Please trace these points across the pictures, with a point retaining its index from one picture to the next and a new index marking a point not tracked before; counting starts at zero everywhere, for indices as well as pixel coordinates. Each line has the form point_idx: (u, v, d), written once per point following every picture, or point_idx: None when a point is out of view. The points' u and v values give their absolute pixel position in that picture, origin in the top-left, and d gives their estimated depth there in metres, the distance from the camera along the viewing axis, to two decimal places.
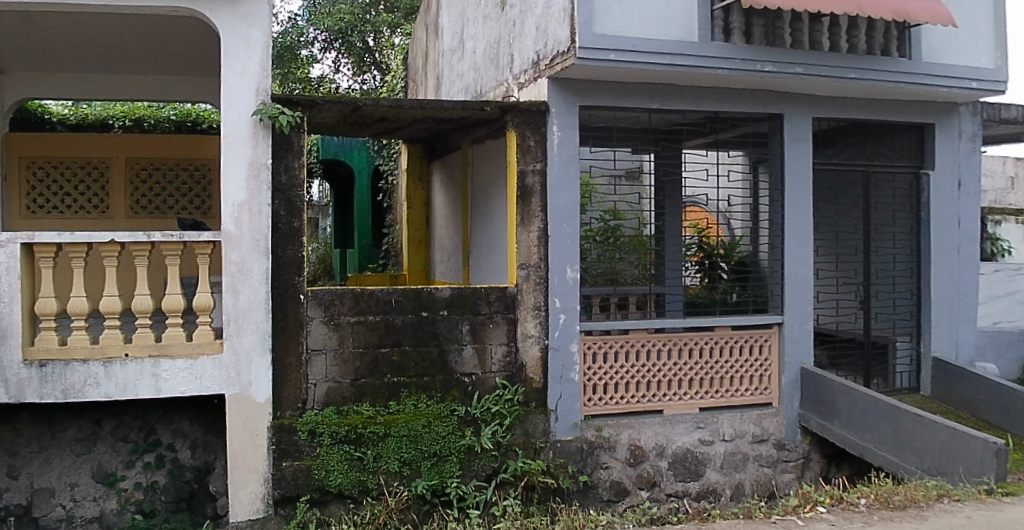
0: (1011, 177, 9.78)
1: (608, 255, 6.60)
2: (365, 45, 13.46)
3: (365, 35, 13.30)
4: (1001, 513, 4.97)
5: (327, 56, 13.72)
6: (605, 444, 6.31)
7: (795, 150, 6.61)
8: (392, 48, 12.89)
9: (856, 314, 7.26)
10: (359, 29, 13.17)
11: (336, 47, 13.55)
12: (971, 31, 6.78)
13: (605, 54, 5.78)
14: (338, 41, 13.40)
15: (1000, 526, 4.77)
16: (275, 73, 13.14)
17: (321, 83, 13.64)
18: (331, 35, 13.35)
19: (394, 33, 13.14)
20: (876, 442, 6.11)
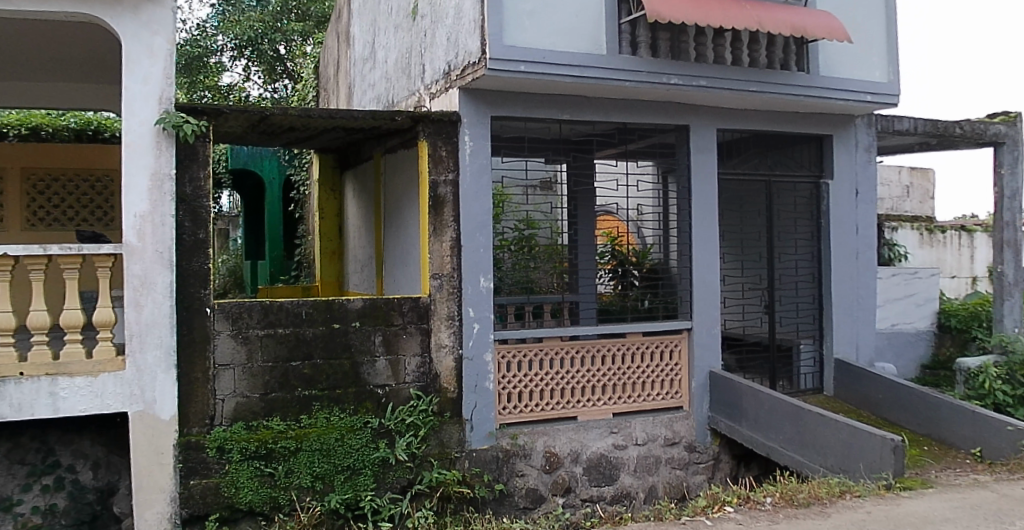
0: (907, 186, 10.16)
1: (522, 264, 6.62)
2: (276, 53, 13.23)
3: (275, 43, 13.06)
4: (898, 508, 5.23)
5: (237, 64, 13.37)
6: (520, 452, 6.35)
7: (701, 160, 6.79)
8: (304, 57, 12.73)
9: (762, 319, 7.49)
10: (269, 37, 12.94)
11: (246, 55, 13.28)
12: (865, 46, 7.09)
13: (515, 65, 5.84)
14: (247, 49, 13.12)
15: (897, 520, 5.01)
16: (182, 82, 12.91)
17: (232, 92, 13.31)
18: (240, 43, 13.07)
19: (306, 41, 12.99)
20: (782, 441, 6.30)
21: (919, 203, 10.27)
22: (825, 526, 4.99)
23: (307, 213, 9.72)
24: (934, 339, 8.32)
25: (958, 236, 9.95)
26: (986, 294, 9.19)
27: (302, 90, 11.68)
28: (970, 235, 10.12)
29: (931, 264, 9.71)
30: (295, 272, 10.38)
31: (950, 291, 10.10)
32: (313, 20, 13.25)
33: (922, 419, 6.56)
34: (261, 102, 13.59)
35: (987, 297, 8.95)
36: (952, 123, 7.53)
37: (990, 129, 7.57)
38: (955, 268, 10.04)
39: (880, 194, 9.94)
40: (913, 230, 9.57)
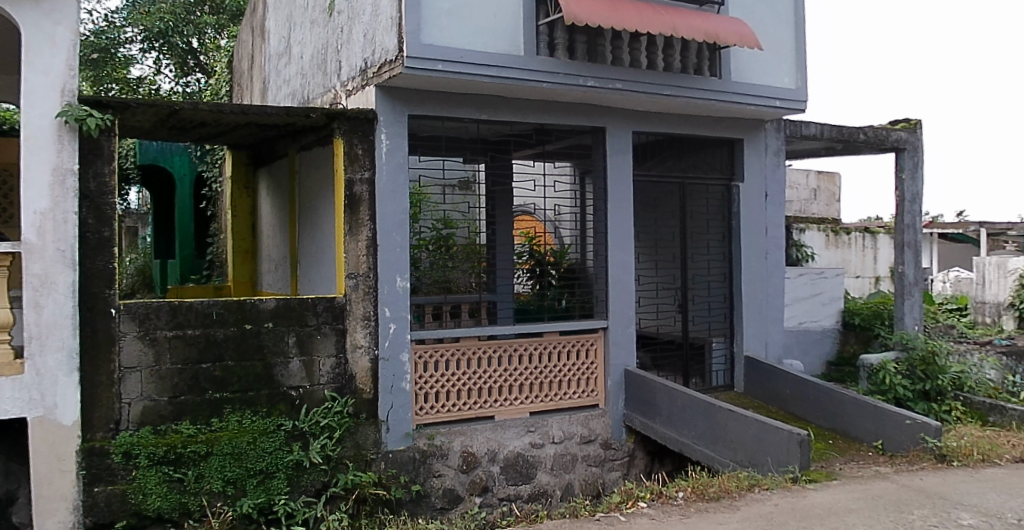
0: (814, 189, 10.53)
1: (440, 264, 6.60)
2: (189, 46, 12.89)
3: (186, 36, 12.71)
4: (804, 499, 5.42)
5: (148, 57, 12.96)
6: (436, 452, 6.33)
7: (617, 162, 6.90)
8: (216, 49, 12.41)
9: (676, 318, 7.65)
10: (179, 30, 12.57)
11: (157, 48, 12.91)
12: (774, 53, 7.31)
13: (432, 64, 5.80)
14: (157, 42, 12.71)
15: (802, 511, 5.20)
16: (88, 75, 12.47)
17: (141, 85, 12.84)
18: (150, 36, 12.68)
19: (220, 34, 12.73)
20: (694, 437, 6.42)
21: (826, 206, 10.67)
22: (734, 519, 5.14)
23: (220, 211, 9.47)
24: (839, 336, 8.65)
25: (861, 237, 10.37)
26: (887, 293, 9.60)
27: (214, 84, 11.33)
28: (873, 237, 10.56)
29: (836, 264, 10.09)
30: (206, 272, 10.10)
31: (854, 290, 10.52)
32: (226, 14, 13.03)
33: (827, 413, 6.79)
34: (173, 96, 13.22)
35: (889, 295, 9.34)
36: (855, 128, 7.84)
37: (891, 135, 7.89)
38: (859, 268, 10.47)
39: (789, 197, 10.28)
40: (820, 232, 9.93)
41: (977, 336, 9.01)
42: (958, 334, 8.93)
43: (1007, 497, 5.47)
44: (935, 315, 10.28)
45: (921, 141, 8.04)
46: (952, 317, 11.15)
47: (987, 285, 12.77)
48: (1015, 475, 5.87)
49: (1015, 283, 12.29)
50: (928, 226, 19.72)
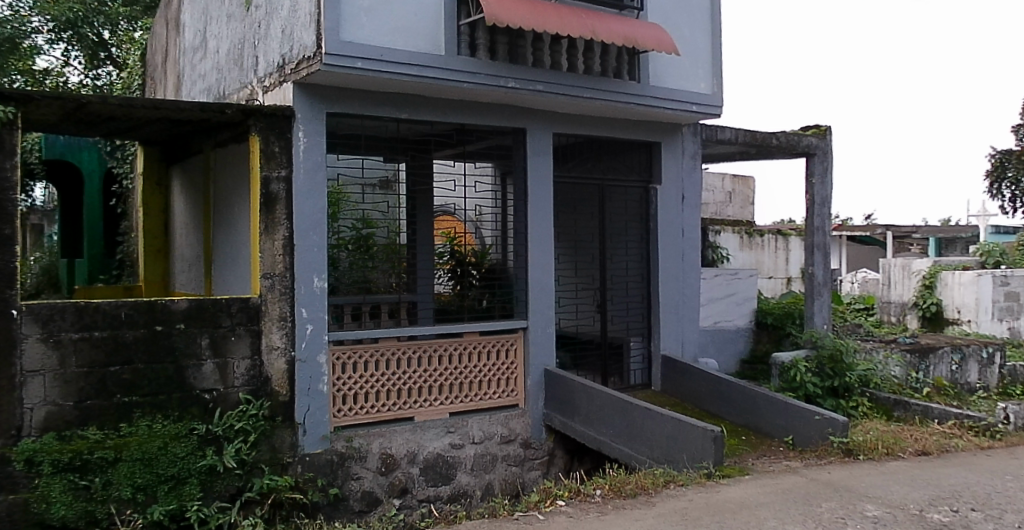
0: (729, 192, 10.78)
1: (359, 264, 6.52)
2: (99, 38, 12.57)
3: (97, 27, 12.43)
4: (718, 494, 5.54)
5: (55, 48, 12.52)
6: (355, 454, 6.26)
7: (538, 163, 6.94)
8: (128, 41, 12.10)
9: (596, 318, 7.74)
10: (89, 20, 12.29)
11: (65, 39, 12.51)
12: (692, 59, 7.45)
13: (351, 62, 5.73)
14: (66, 32, 12.38)
15: (716, 506, 5.32)
16: None
17: (49, 77, 12.43)
18: (57, 26, 12.30)
19: (133, 26, 12.51)
20: (612, 435, 6.50)
21: (740, 209, 10.93)
22: (650, 515, 5.22)
23: (130, 208, 9.18)
24: (753, 335, 8.89)
25: (773, 239, 10.66)
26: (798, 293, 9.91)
27: (126, 78, 10.97)
28: (786, 239, 10.89)
29: (751, 264, 10.30)
30: (116, 271, 9.77)
31: (767, 291, 10.84)
32: (139, 6, 12.76)
33: (741, 410, 6.96)
34: (81, 90, 12.70)
35: (800, 296, 9.64)
36: (769, 134, 8.04)
37: (802, 141, 8.14)
38: (772, 269, 10.77)
39: (704, 200, 10.50)
40: (735, 233, 10.18)
41: (883, 334, 9.37)
42: (866, 333, 9.28)
43: (909, 488, 5.69)
44: (843, 314, 10.67)
45: (831, 147, 8.31)
46: (859, 316, 11.59)
47: (891, 285, 13.56)
48: (916, 468, 6.11)
49: (917, 283, 13.02)
50: (837, 229, 20.50)
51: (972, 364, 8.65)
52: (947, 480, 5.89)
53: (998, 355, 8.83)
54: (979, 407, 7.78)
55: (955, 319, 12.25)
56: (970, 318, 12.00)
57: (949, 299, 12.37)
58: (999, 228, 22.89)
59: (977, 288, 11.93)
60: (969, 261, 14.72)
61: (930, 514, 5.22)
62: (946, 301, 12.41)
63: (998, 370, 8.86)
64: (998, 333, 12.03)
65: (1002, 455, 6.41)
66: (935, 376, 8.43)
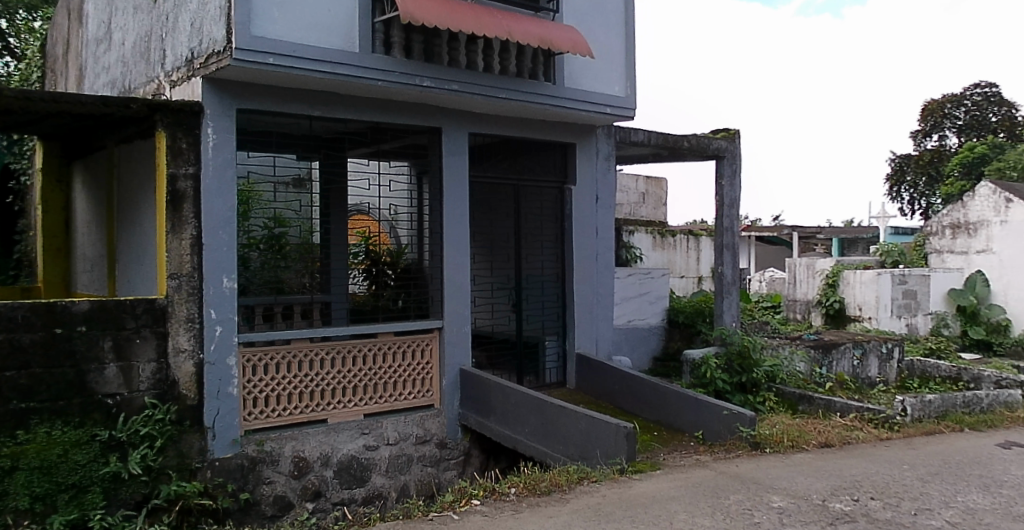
0: (642, 193, 10.99)
1: (271, 264, 6.42)
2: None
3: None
4: (630, 490, 5.64)
5: None
6: (266, 458, 6.14)
7: (454, 163, 6.95)
8: (27, 31, 11.59)
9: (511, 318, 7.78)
10: None
11: None
12: (606, 61, 7.56)
13: (262, 57, 5.62)
14: None
15: (627, 501, 5.40)
16: None
17: None
18: None
19: (31, 16, 12.06)
20: (527, 433, 6.54)
21: (654, 209, 11.16)
22: (564, 512, 5.27)
23: (28, 205, 8.84)
24: (665, 334, 9.12)
25: (685, 240, 11.10)
26: (707, 292, 10.17)
27: (24, 70, 10.52)
28: (697, 239, 11.39)
29: (663, 265, 10.69)
30: (13, 272, 9.39)
31: (679, 289, 11.22)
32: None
33: (653, 407, 7.10)
34: None
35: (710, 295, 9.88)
36: (680, 136, 8.23)
37: (712, 144, 8.36)
38: (683, 268, 11.17)
39: (619, 201, 10.69)
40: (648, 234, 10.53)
41: (789, 331, 9.69)
42: (772, 331, 9.59)
43: (812, 479, 5.89)
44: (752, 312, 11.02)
45: (739, 150, 8.56)
46: (767, 315, 11.92)
47: (797, 284, 13.99)
48: (819, 459, 6.33)
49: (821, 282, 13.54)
50: (747, 229, 21.12)
51: (872, 359, 9.02)
52: (848, 470, 6.13)
53: (896, 351, 9.24)
54: (878, 400, 8.13)
55: (858, 316, 12.75)
56: (871, 315, 12.56)
57: (851, 297, 12.86)
58: (897, 228, 23.88)
59: (878, 286, 12.50)
60: (869, 260, 15.40)
61: (832, 503, 5.42)
62: (848, 299, 12.89)
63: (897, 364, 9.28)
64: (897, 329, 12.69)
65: (899, 445, 6.71)
66: (837, 371, 8.75)
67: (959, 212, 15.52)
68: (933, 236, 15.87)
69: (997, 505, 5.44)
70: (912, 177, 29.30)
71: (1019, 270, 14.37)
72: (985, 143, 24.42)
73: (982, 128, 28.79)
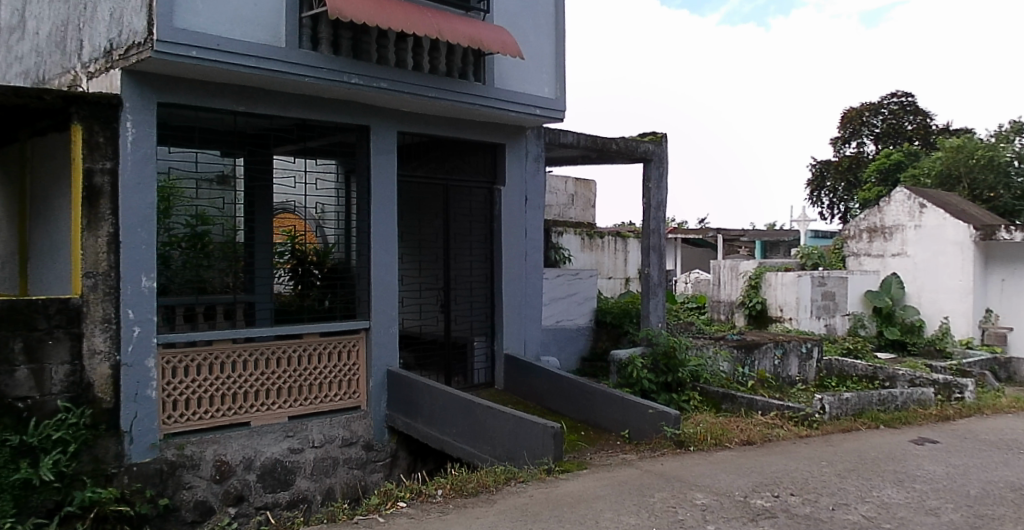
0: (571, 195, 11.09)
1: (194, 263, 6.28)
2: None
3: None
4: (556, 489, 5.67)
5: None
6: (187, 462, 5.99)
7: (382, 162, 6.92)
8: None
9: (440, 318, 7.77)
10: None
11: None
12: (536, 63, 7.60)
13: (185, 50, 5.48)
14: None
15: (554, 501, 5.44)
16: None
17: None
18: None
19: None
20: (455, 434, 6.52)
21: (583, 211, 11.28)
22: (491, 512, 5.26)
23: None
24: (592, 334, 9.25)
25: (613, 241, 11.29)
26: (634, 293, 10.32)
27: None
28: (624, 241, 11.55)
29: (590, 266, 10.89)
30: None
31: (607, 290, 11.38)
32: None
33: (580, 407, 7.17)
34: None
35: (636, 295, 10.02)
36: (608, 139, 8.35)
37: (639, 147, 8.50)
38: (611, 269, 11.37)
39: (548, 202, 10.78)
40: (577, 235, 10.67)
41: (712, 331, 9.91)
42: (697, 331, 9.80)
43: (735, 476, 6.02)
44: (677, 313, 11.24)
45: (666, 154, 8.71)
46: (691, 316, 12.15)
47: (721, 285, 14.30)
48: (741, 456, 6.48)
49: (744, 283, 13.87)
50: (675, 232, 21.53)
51: (793, 358, 9.29)
52: (769, 467, 6.28)
53: (815, 350, 9.53)
54: (797, 399, 8.38)
55: (778, 317, 13.09)
56: (792, 315, 12.88)
57: (772, 297, 13.20)
58: (818, 232, 24.69)
59: (798, 288, 12.82)
60: (790, 263, 15.86)
61: (754, 500, 5.55)
62: (769, 300, 13.22)
63: (816, 364, 9.57)
64: (816, 329, 13.08)
65: (817, 442, 6.92)
66: (759, 370, 8.99)
67: (875, 217, 15.98)
68: (849, 240, 16.26)
69: (910, 499, 5.65)
70: (831, 183, 30.43)
71: (932, 273, 15.00)
72: (901, 151, 25.46)
73: (899, 136, 29.85)
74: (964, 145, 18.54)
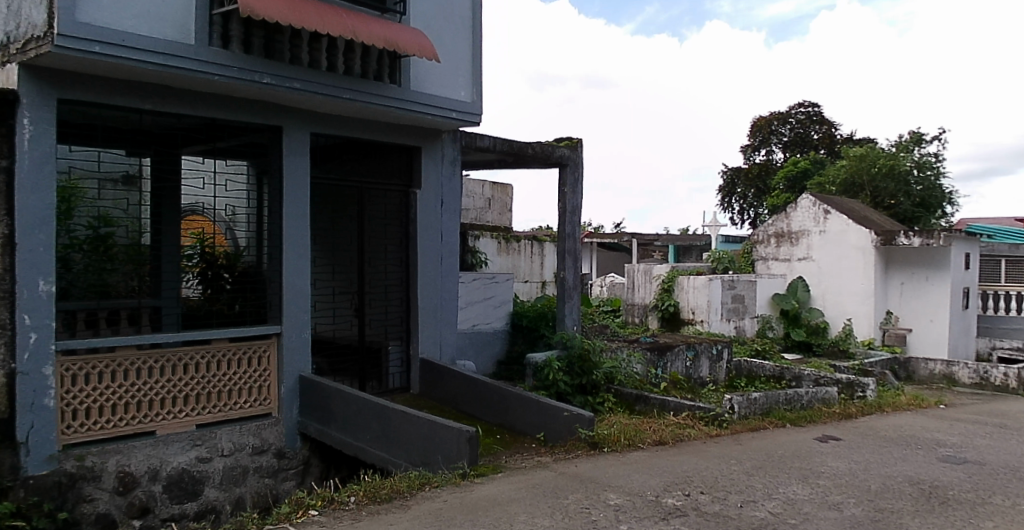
0: (488, 199, 11.14)
1: (96, 267, 6.05)
2: None
3: None
4: (471, 493, 5.65)
5: None
6: (87, 474, 5.72)
7: (294, 164, 6.81)
8: None
9: None
10: None
11: None
12: (453, 66, 7.59)
13: (88, 45, 5.28)
14: None
15: (468, 505, 5.42)
16: None
17: None
18: None
19: None
20: (368, 440, 6.44)
21: (499, 214, 11.34)
22: (404, 518, 5.20)
23: None
24: (509, 338, 9.30)
25: (529, 245, 11.38)
26: (551, 296, 10.42)
27: None
28: (541, 245, 11.65)
29: (507, 270, 10.94)
30: None
31: (523, 294, 11.46)
32: None
33: (496, 411, 7.18)
34: None
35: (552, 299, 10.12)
36: (524, 144, 8.44)
37: (555, 152, 8.60)
38: (528, 273, 11.46)
39: (464, 206, 10.79)
40: (493, 239, 10.73)
41: (627, 334, 10.08)
42: (612, 334, 9.96)
43: (647, 476, 6.12)
44: (593, 317, 11.41)
45: (581, 159, 8.85)
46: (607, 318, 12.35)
47: (635, 289, 14.61)
48: (653, 456, 6.60)
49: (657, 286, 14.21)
50: (592, 236, 21.85)
51: (704, 360, 9.54)
52: (681, 466, 6.41)
53: (725, 352, 9.81)
54: (708, 399, 8.60)
55: (690, 319, 13.45)
56: (703, 318, 13.30)
57: (684, 301, 13.53)
58: (729, 237, 25.44)
59: (709, 292, 13.24)
60: (703, 267, 16.32)
61: (665, 499, 5.65)
62: (682, 303, 13.57)
63: (726, 365, 9.85)
64: (726, 332, 13.51)
65: (727, 442, 7.11)
66: (672, 372, 9.19)
67: (783, 222, 16.54)
68: (759, 245, 16.75)
69: (814, 495, 5.86)
70: (742, 189, 31.35)
71: (837, 277, 15.61)
72: (808, 159, 26.48)
73: (805, 145, 31.03)
74: (867, 154, 19.37)
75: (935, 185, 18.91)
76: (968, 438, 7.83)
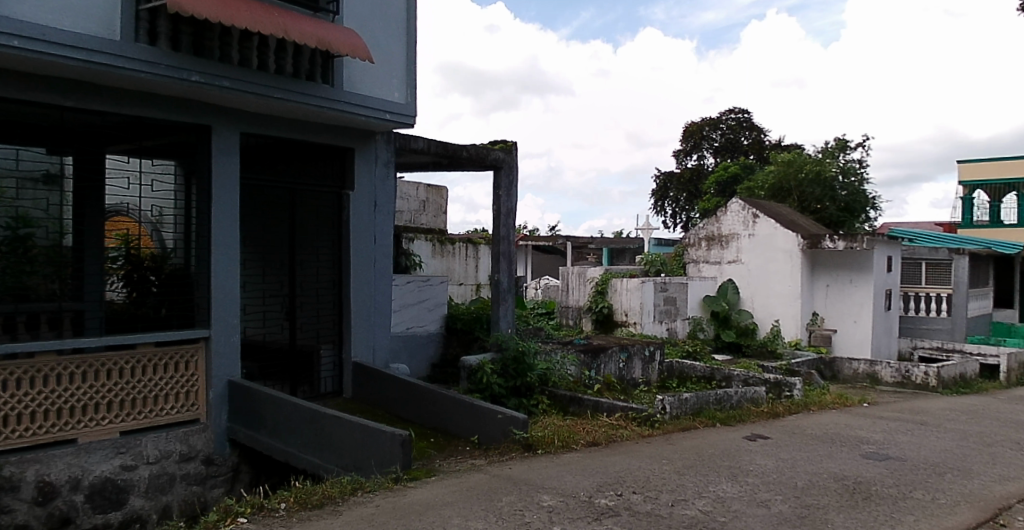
0: (422, 201, 11.09)
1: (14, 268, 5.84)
2: None
3: None
4: (404, 497, 5.60)
5: None
6: (4, 484, 5.51)
7: (224, 164, 6.66)
8: None
9: (283, 327, 7.55)
10: None
11: None
12: (386, 67, 7.54)
13: (6, 39, 5.08)
14: None
15: (401, 510, 5.36)
16: None
17: None
18: None
19: None
20: (300, 446, 6.36)
21: (434, 217, 11.30)
22: (335, 525, 5.13)
23: None
24: (442, 341, 9.29)
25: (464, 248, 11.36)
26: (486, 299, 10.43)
27: None
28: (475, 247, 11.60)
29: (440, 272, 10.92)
30: None
31: (457, 297, 11.44)
32: None
33: (430, 413, 7.17)
34: None
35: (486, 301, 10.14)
36: (459, 146, 8.42)
37: (490, 155, 8.61)
38: (462, 276, 11.44)
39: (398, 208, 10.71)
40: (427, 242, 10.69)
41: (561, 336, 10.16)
42: (547, 336, 10.03)
43: (579, 477, 6.17)
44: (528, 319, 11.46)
45: (516, 162, 8.88)
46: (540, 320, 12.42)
47: (570, 290, 14.62)
48: (586, 457, 6.66)
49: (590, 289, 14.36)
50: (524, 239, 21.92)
51: (637, 361, 9.68)
52: (613, 467, 6.48)
53: (657, 353, 9.97)
54: (640, 400, 8.72)
55: (624, 321, 13.73)
56: (636, 320, 13.59)
57: (618, 303, 13.80)
58: (661, 240, 25.87)
59: (641, 293, 13.52)
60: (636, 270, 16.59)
61: (598, 499, 5.71)
62: (616, 305, 13.81)
63: (658, 366, 10.01)
64: (659, 333, 13.80)
65: (658, 442, 7.22)
66: (605, 373, 9.29)
67: (713, 226, 16.85)
68: (690, 248, 16.99)
69: (742, 493, 6.00)
70: (674, 193, 31.89)
71: (767, 279, 16.01)
72: (738, 164, 27.11)
73: (734, 150, 31.81)
74: (794, 160, 19.87)
75: (859, 190, 19.55)
76: (889, 435, 8.13)
